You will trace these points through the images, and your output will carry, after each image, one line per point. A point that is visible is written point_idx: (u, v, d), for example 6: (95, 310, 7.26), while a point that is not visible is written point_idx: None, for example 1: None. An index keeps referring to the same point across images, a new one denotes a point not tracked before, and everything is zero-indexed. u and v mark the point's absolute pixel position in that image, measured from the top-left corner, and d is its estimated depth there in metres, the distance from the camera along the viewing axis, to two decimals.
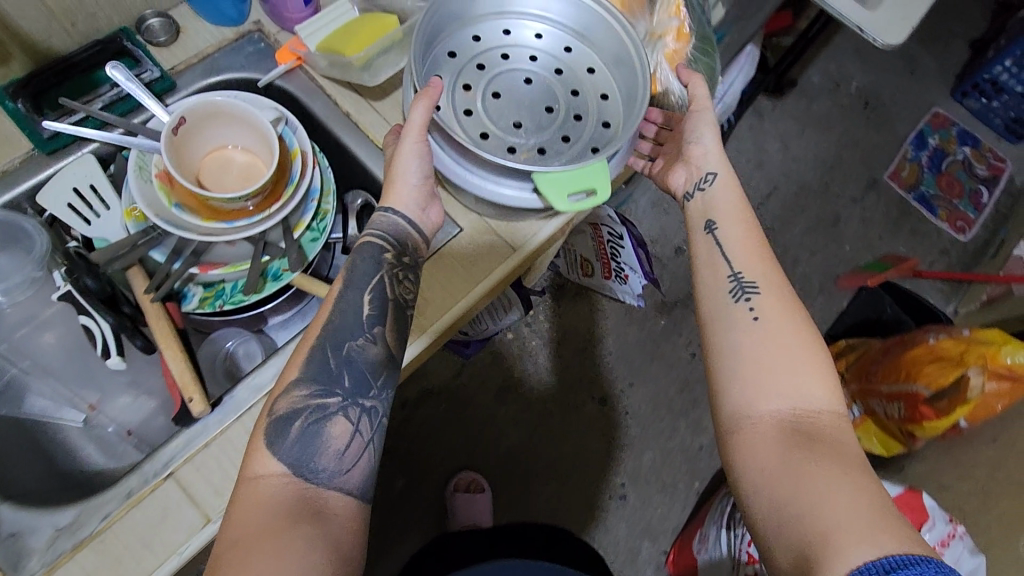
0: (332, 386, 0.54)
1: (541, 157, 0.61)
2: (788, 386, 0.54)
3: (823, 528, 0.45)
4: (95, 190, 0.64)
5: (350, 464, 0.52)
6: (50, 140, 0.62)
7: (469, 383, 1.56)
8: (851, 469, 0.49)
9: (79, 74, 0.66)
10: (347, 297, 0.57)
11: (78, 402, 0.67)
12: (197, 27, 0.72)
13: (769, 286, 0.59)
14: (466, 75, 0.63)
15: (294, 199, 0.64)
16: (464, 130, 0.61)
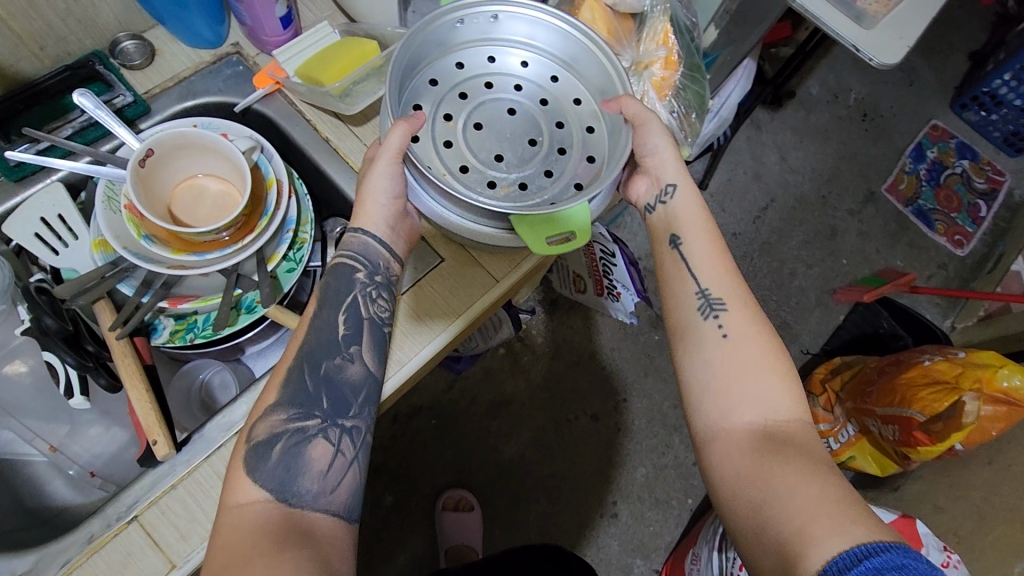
0: (311, 409, 0.55)
1: (521, 194, 0.59)
2: (754, 389, 0.53)
3: (797, 525, 0.45)
4: (63, 220, 0.61)
5: (334, 483, 0.53)
6: (17, 169, 0.60)
7: (461, 397, 1.54)
8: (821, 468, 0.49)
9: (49, 100, 0.64)
10: (323, 316, 0.57)
11: (39, 443, 0.65)
12: (173, 49, 0.70)
13: (731, 290, 0.58)
14: (447, 104, 0.62)
15: (269, 230, 0.62)
16: (444, 163, 0.60)
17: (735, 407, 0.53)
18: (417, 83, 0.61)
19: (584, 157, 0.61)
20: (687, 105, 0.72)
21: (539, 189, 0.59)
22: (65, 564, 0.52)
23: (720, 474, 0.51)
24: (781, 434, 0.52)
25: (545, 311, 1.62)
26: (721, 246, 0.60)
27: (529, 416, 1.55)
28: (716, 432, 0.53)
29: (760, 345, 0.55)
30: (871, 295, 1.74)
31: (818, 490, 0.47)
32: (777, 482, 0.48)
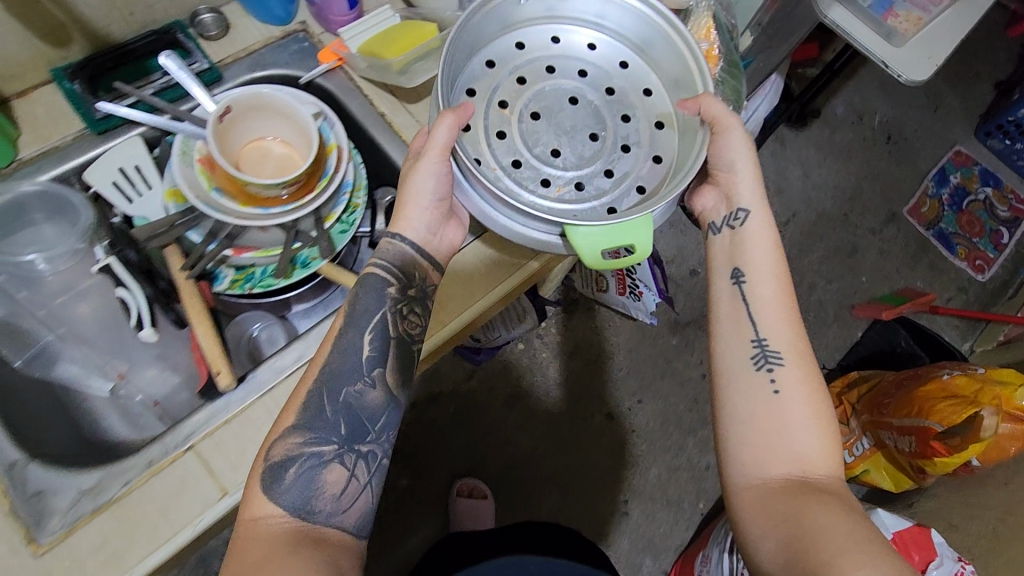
0: (328, 436, 0.55)
1: (577, 194, 0.62)
2: (792, 437, 0.57)
3: (825, 557, 0.48)
4: (139, 170, 0.66)
5: (347, 505, 0.54)
6: (102, 121, 0.65)
7: (479, 388, 1.57)
8: (856, 518, 0.52)
9: (133, 61, 0.69)
10: (348, 336, 0.58)
11: (106, 371, 0.69)
12: (246, 24, 0.75)
13: (785, 341, 0.61)
14: (505, 89, 0.65)
15: (327, 191, 0.66)
16: (496, 157, 0.63)
17: (769, 454, 0.57)
18: (474, 66, 0.65)
19: (650, 157, 0.64)
20: (725, 98, 0.73)
21: (595, 191, 0.62)
22: (128, 480, 0.55)
23: (751, 517, 0.55)
24: (814, 481, 0.55)
25: (565, 310, 1.65)
26: (784, 295, 0.62)
27: (546, 410, 1.57)
28: (749, 476, 0.57)
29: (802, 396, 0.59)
30: (890, 313, 1.75)
31: (848, 527, 0.50)
32: (807, 522, 0.51)
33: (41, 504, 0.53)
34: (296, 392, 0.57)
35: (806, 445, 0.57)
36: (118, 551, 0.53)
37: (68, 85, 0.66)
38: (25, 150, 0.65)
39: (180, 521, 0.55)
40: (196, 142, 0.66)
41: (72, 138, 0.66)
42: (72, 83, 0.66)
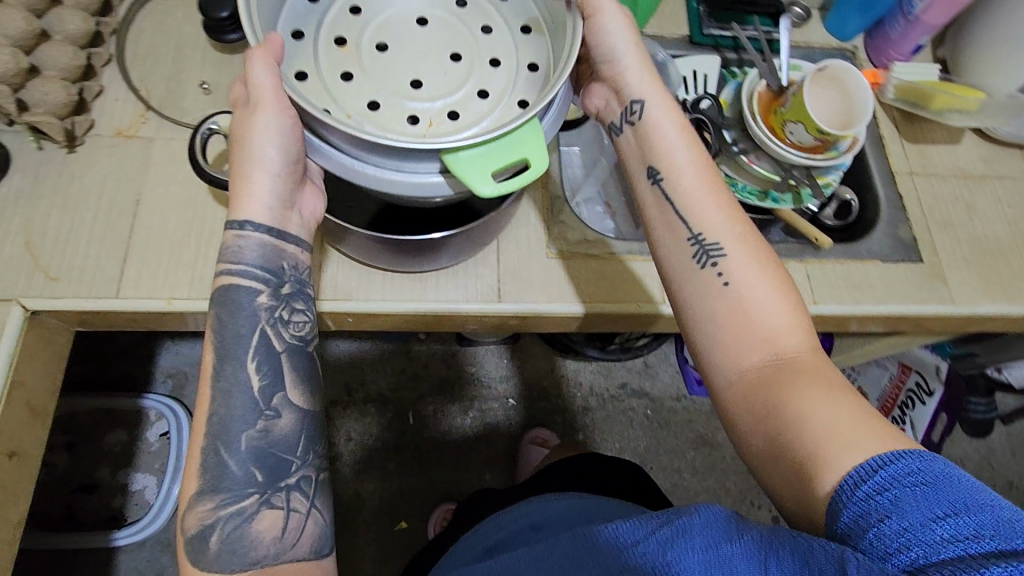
0: (244, 487, 0.51)
1: (452, 125, 0.49)
2: (759, 326, 0.53)
3: (812, 444, 0.47)
4: (704, 78, 0.86)
5: (293, 540, 0.52)
6: (703, 36, 0.87)
7: (679, 411, 1.46)
8: (828, 386, 0.50)
9: (741, 11, 0.89)
10: (228, 373, 0.52)
11: (592, 181, 0.84)
12: (817, 25, 0.91)
13: (727, 224, 0.57)
14: (328, 59, 0.51)
15: (828, 163, 0.78)
16: (348, 101, 0.49)
17: (740, 349, 0.53)
18: (293, 5, 0.51)
19: (526, 65, 0.52)
20: None
21: (474, 115, 0.49)
22: (614, 253, 0.73)
23: (735, 416, 0.53)
24: (788, 362, 0.52)
25: None
26: (711, 174, 0.58)
27: (724, 471, 1.43)
28: (726, 375, 0.54)
29: (762, 286, 0.55)
30: None
31: (838, 411, 0.48)
32: (785, 417, 0.49)
33: (560, 231, 0.74)
34: (200, 381, 0.53)
35: (776, 335, 0.53)
36: (584, 288, 0.72)
37: (696, 5, 0.89)
38: (647, 27, 0.87)
39: (630, 299, 0.71)
40: (759, 81, 0.81)
41: (677, 37, 0.88)
42: (699, 6, 0.88)
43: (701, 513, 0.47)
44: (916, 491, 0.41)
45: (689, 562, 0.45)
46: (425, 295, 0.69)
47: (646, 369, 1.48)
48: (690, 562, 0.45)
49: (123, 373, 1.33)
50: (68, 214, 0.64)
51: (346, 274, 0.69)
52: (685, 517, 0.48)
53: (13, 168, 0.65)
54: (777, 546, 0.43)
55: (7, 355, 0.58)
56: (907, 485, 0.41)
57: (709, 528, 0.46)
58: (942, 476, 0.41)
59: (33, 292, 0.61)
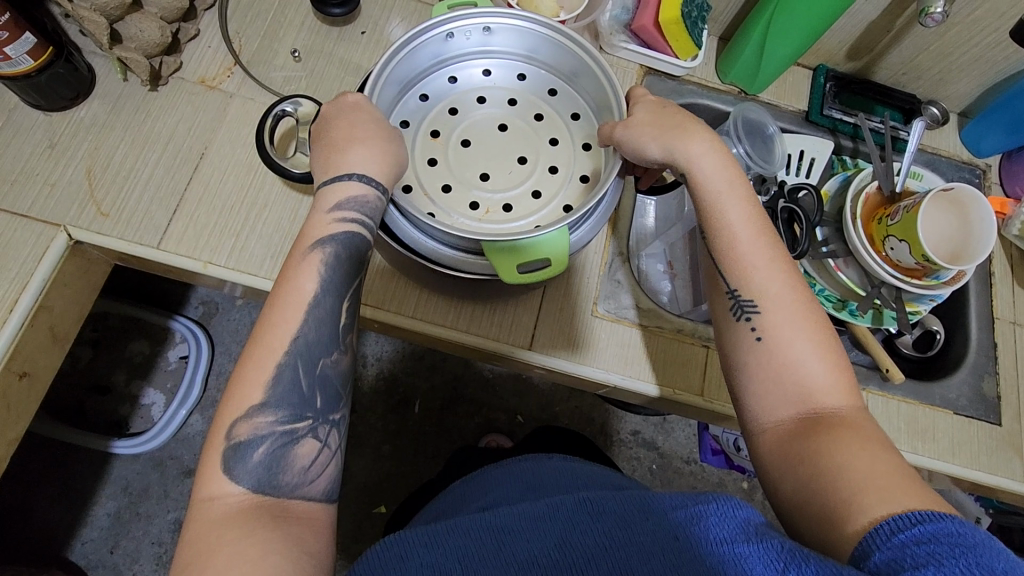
0: (301, 408, 0.47)
1: (508, 216, 0.55)
2: (801, 370, 0.48)
3: (839, 492, 0.41)
4: (809, 160, 0.80)
5: (318, 475, 0.46)
6: (822, 115, 0.80)
7: (687, 476, 1.32)
8: (869, 441, 0.44)
9: (869, 98, 0.81)
10: (323, 303, 0.48)
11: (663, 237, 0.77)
12: (951, 132, 0.83)
13: (771, 270, 0.51)
14: (426, 150, 0.57)
15: (923, 289, 0.70)
16: (428, 185, 0.55)
17: (769, 401, 0.48)
18: (407, 101, 0.57)
19: (579, 176, 0.56)
20: None
21: (527, 212, 0.55)
22: (665, 329, 0.69)
23: (764, 462, 0.47)
24: (826, 415, 0.46)
25: None
26: (765, 231, 0.52)
27: None
28: (757, 424, 0.48)
29: (799, 338, 0.49)
30: None
31: (870, 467, 0.42)
32: (811, 469, 0.44)
33: (615, 291, 0.70)
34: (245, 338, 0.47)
35: (819, 386, 0.47)
36: (623, 358, 0.68)
37: (823, 80, 0.81)
38: (763, 92, 0.81)
39: (667, 382, 0.67)
40: (868, 183, 0.74)
41: (793, 110, 0.81)
42: (826, 82, 0.81)
43: (719, 503, 0.41)
44: (956, 551, 0.35)
45: (698, 553, 0.39)
46: (457, 324, 0.66)
47: (662, 422, 1.34)
48: (700, 557, 0.39)
49: (157, 283, 1.24)
50: (135, 149, 0.64)
51: (383, 280, 0.67)
52: (701, 503, 0.41)
53: (94, 93, 0.65)
54: (800, 560, 0.37)
55: (39, 281, 0.58)
56: (946, 542, 0.35)
57: (726, 521, 0.40)
58: (981, 537, 0.35)
59: (82, 223, 0.61)
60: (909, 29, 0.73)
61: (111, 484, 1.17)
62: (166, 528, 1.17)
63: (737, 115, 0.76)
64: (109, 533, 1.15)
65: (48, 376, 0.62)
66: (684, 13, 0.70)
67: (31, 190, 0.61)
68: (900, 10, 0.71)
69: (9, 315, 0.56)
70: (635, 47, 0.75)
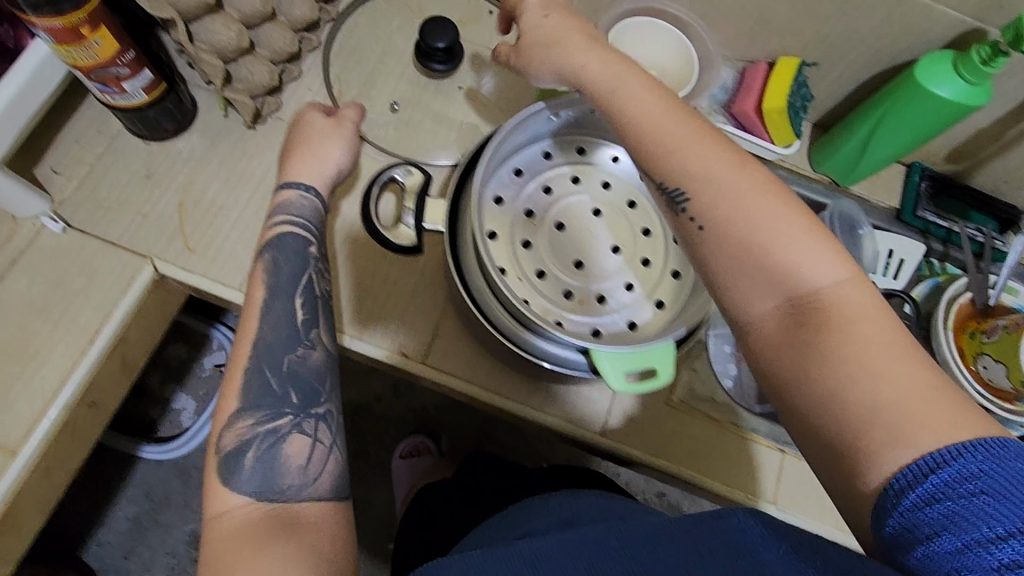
0: (280, 407, 0.52)
1: (602, 308, 0.54)
2: (783, 271, 0.43)
3: (854, 423, 0.39)
4: (900, 261, 0.76)
5: (316, 472, 0.50)
6: (914, 216, 0.78)
7: None
8: (868, 334, 0.40)
9: (963, 202, 0.79)
10: (275, 307, 0.55)
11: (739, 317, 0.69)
12: None
13: (702, 147, 0.46)
14: (518, 229, 0.55)
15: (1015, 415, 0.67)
16: (520, 266, 0.54)
17: (757, 308, 0.44)
18: (500, 175, 0.56)
19: (670, 271, 0.56)
20: None
21: (619, 305, 0.54)
22: (741, 427, 0.65)
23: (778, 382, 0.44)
24: (817, 314, 0.42)
25: None
26: (672, 117, 0.47)
27: None
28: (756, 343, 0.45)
29: (762, 227, 0.44)
30: None
31: (901, 378, 0.39)
32: (826, 394, 0.40)
33: (694, 381, 0.66)
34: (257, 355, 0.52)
35: (803, 280, 0.43)
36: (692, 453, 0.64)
37: (916, 179, 0.79)
38: (855, 185, 0.79)
39: (738, 485, 0.64)
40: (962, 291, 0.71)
41: (884, 207, 0.79)
42: (920, 181, 0.79)
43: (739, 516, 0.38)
44: (975, 504, 0.33)
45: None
46: (530, 400, 0.62)
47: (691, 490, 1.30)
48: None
49: None
50: (227, 185, 0.64)
51: (450, 341, 0.63)
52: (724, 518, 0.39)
53: (194, 125, 0.65)
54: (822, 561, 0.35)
55: (123, 311, 0.58)
56: (962, 492, 0.34)
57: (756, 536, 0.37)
58: (1004, 469, 0.34)
59: (168, 257, 0.60)
60: (1020, 141, 0.71)
61: (132, 487, 1.16)
62: (182, 539, 1.15)
63: (833, 209, 0.74)
64: (125, 538, 1.14)
65: (111, 404, 0.62)
66: (790, 103, 0.69)
67: (124, 219, 0.61)
68: (1013, 122, 0.69)
69: (89, 345, 0.56)
70: (732, 128, 0.72)
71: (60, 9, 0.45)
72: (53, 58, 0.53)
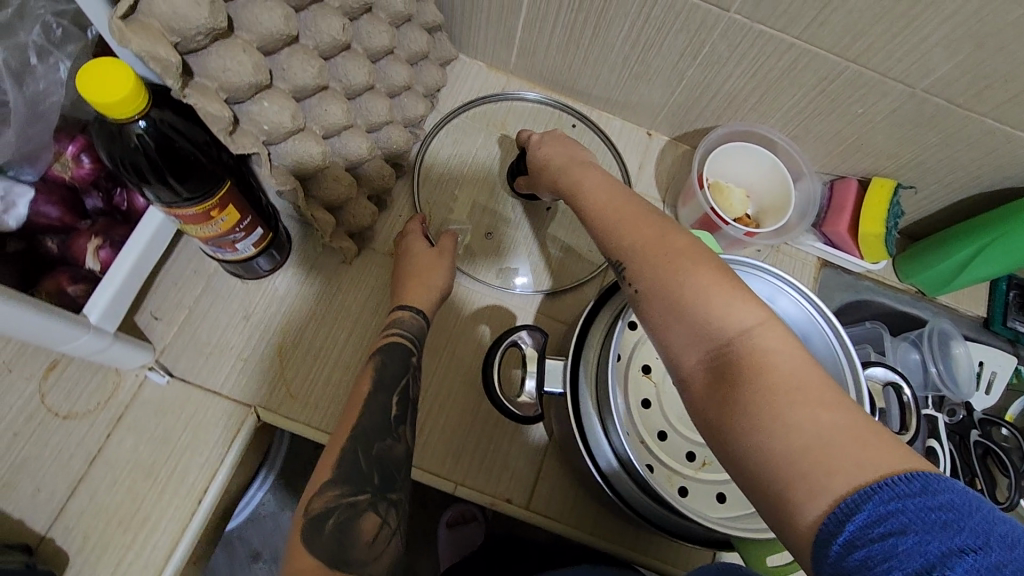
0: (361, 485, 0.48)
1: (724, 467, 0.53)
2: (709, 312, 0.39)
3: (782, 478, 0.33)
4: (995, 376, 0.76)
5: (380, 553, 0.45)
6: (1004, 327, 0.76)
7: None
8: (799, 385, 0.35)
9: None
10: (373, 402, 0.52)
11: None
12: None
13: (635, 221, 0.46)
14: (635, 386, 0.54)
15: None
16: (641, 427, 0.53)
17: (676, 353, 0.40)
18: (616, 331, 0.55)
19: None
20: None
21: None
22: None
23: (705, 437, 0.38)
24: (743, 362, 0.37)
25: None
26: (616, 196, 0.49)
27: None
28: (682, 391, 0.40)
29: (676, 275, 0.41)
30: None
31: (818, 421, 0.34)
32: (749, 442, 0.35)
33: None
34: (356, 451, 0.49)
35: (729, 327, 0.38)
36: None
37: (1004, 287, 0.77)
38: (942, 295, 0.77)
39: None
40: None
41: (973, 317, 0.77)
42: (1009, 290, 0.77)
43: None
44: (919, 519, 0.29)
45: None
46: (632, 542, 0.62)
47: None
48: None
49: None
50: (325, 326, 0.63)
51: (552, 486, 0.62)
52: None
53: (290, 261, 0.64)
54: None
55: (227, 468, 0.57)
56: (874, 536, 0.29)
57: None
58: (917, 506, 0.30)
59: (271, 405, 0.60)
60: None
61: None
62: None
63: (931, 326, 0.74)
64: None
65: (205, 551, 0.60)
66: (889, 228, 0.69)
67: (224, 367, 0.60)
68: None
69: (195, 504, 0.55)
70: (824, 246, 0.73)
71: (195, 199, 0.44)
72: (169, 221, 0.53)
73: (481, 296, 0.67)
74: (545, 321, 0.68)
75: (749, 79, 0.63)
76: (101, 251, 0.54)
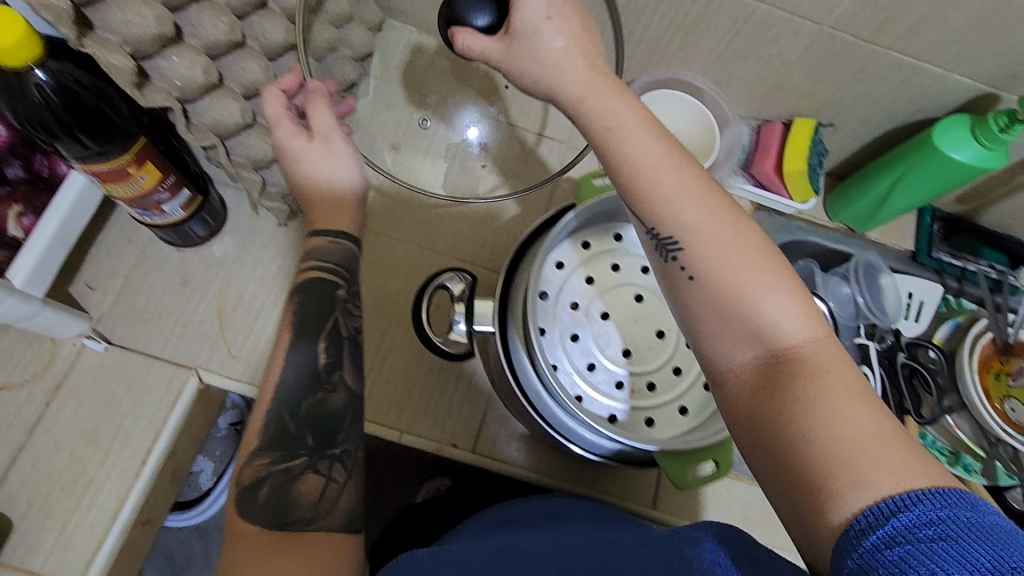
0: (296, 448, 0.48)
1: (652, 394, 0.55)
2: (758, 310, 0.40)
3: (819, 468, 0.35)
4: (920, 305, 0.78)
5: (327, 509, 0.47)
6: (929, 257, 0.80)
7: None
8: (848, 390, 0.37)
9: (974, 240, 0.81)
10: (304, 345, 0.51)
11: None
12: None
13: (701, 196, 0.42)
14: (564, 322, 0.56)
15: None
16: (571, 360, 0.55)
17: (723, 349, 0.41)
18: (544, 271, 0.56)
19: None
20: None
21: (670, 391, 0.55)
22: None
23: (740, 428, 0.40)
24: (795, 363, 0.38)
25: None
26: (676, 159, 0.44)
27: None
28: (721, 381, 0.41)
29: (737, 272, 0.41)
30: None
31: (861, 421, 0.36)
32: (791, 433, 0.37)
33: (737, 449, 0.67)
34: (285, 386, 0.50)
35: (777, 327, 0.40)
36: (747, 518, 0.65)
37: (928, 220, 0.81)
38: (870, 231, 0.80)
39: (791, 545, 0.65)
40: None
41: (901, 250, 0.81)
42: (932, 223, 0.81)
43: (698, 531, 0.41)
44: (965, 537, 0.30)
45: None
46: (582, 479, 0.64)
47: None
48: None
49: None
50: (264, 288, 0.64)
51: (497, 428, 0.63)
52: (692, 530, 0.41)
53: (226, 227, 0.65)
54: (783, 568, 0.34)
55: (172, 429, 0.58)
56: (922, 537, 0.30)
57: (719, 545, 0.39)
58: (966, 518, 0.30)
59: (212, 366, 0.60)
60: None
61: None
62: None
63: (858, 259, 0.77)
64: None
65: (158, 514, 0.61)
66: (811, 164, 0.72)
67: (165, 332, 0.60)
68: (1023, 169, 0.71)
69: (142, 464, 0.56)
70: (753, 188, 0.75)
71: (109, 153, 0.45)
72: (91, 185, 0.54)
73: (420, 252, 0.68)
74: (485, 273, 0.69)
75: (669, 26, 0.65)
76: (23, 217, 0.55)
